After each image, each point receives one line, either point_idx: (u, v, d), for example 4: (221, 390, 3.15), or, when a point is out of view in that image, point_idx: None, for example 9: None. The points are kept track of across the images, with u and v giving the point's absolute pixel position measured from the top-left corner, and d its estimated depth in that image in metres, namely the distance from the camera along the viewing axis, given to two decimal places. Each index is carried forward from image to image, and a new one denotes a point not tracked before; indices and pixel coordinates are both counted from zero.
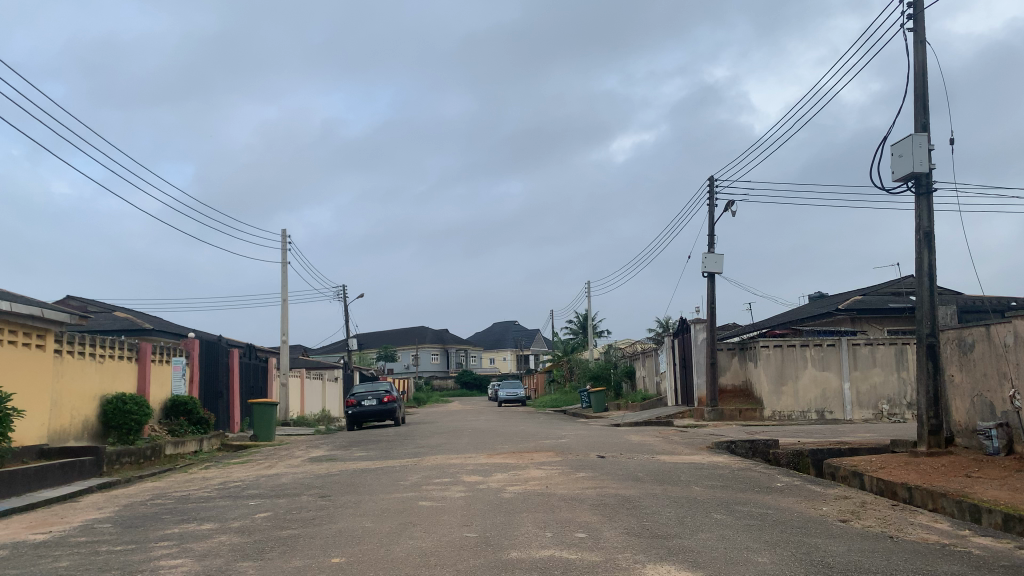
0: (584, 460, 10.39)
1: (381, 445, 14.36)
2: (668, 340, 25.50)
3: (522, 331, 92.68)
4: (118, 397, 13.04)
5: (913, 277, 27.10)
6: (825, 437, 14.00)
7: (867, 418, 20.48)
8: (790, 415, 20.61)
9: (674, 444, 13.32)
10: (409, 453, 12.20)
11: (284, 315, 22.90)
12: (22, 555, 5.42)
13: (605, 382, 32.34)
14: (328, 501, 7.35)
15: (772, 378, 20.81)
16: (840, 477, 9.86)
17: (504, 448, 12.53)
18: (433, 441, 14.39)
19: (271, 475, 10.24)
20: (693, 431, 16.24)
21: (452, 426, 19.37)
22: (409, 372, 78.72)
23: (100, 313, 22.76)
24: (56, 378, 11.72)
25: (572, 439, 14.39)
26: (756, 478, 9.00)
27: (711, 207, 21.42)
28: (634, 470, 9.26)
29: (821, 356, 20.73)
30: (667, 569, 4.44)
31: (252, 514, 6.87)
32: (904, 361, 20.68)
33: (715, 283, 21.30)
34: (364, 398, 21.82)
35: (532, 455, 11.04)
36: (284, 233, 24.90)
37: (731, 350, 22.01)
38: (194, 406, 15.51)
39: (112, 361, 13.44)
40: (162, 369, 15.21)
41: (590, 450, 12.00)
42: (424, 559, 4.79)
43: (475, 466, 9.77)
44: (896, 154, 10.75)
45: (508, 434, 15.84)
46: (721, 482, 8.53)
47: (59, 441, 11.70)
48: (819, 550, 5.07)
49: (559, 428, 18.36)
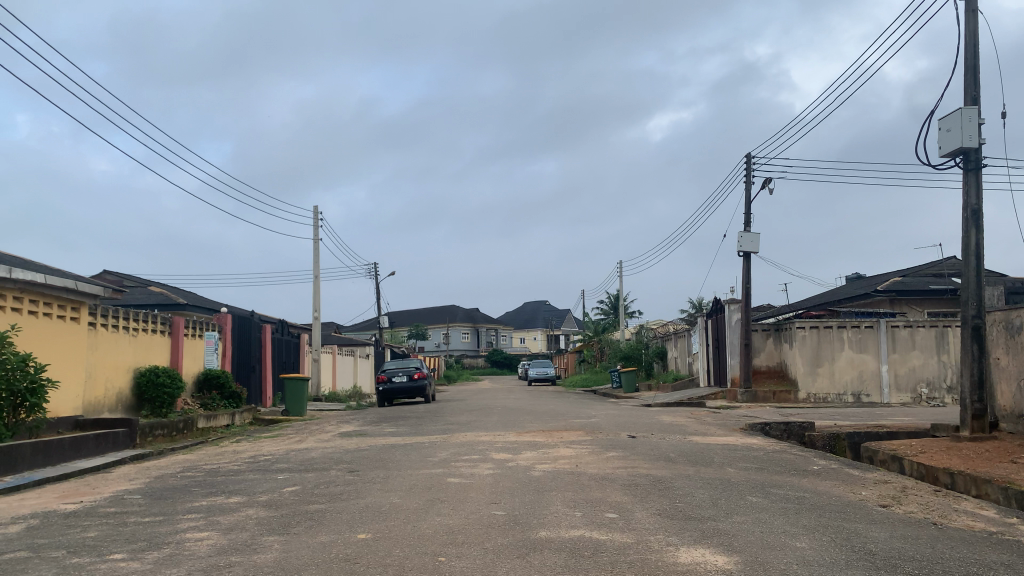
0: (615, 440, 10.23)
1: (412, 421, 14.34)
2: (701, 321, 25.15)
3: (553, 311, 92.44)
4: (152, 370, 13.16)
5: (956, 258, 26.41)
6: (863, 420, 13.68)
7: (905, 401, 20.07)
8: (825, 398, 20.25)
9: (707, 426, 13.10)
10: (439, 430, 12.15)
11: (317, 292, 23.02)
12: (52, 524, 5.43)
13: (636, 362, 32.10)
14: (356, 476, 7.30)
15: (807, 360, 20.38)
16: (878, 461, 9.61)
17: (535, 426, 12.42)
18: (463, 419, 14.33)
19: (301, 449, 10.25)
20: (726, 412, 15.98)
21: (483, 404, 19.32)
22: (440, 350, 79.11)
23: (136, 288, 23.07)
24: (91, 350, 11.85)
25: (603, 419, 14.23)
26: (792, 461, 8.78)
27: (748, 184, 20.99)
28: (667, 451, 9.09)
29: (858, 338, 20.30)
30: (701, 552, 4.28)
31: (280, 488, 6.84)
32: (944, 344, 20.18)
33: (750, 263, 20.94)
34: (395, 374, 21.90)
35: (563, 434, 10.93)
36: (316, 210, 24.94)
37: (765, 331, 21.62)
38: (227, 380, 15.63)
39: (145, 335, 13.56)
40: (195, 343, 15.33)
41: (621, 430, 11.85)
42: (450, 537, 4.68)
43: (505, 444, 9.68)
44: (944, 128, 10.34)
45: (538, 412, 15.73)
46: (756, 465, 8.33)
47: (94, 413, 11.85)
48: (860, 536, 4.88)
49: (590, 407, 18.21)
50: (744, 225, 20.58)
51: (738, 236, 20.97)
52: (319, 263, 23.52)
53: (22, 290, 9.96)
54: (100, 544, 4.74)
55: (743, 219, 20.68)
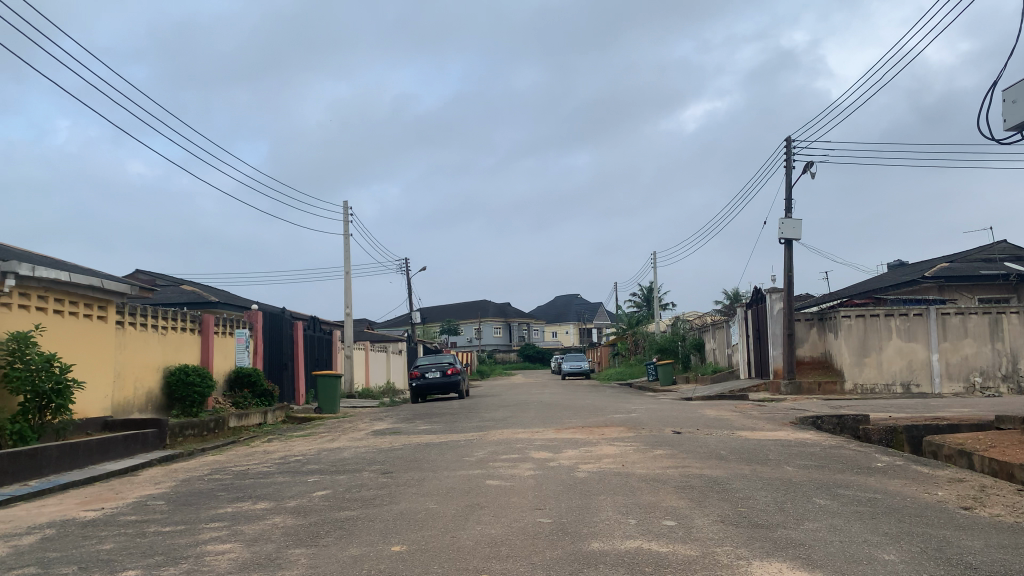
0: (660, 437, 9.71)
1: (446, 418, 13.96)
2: (741, 311, 24.48)
3: (585, 305, 91.65)
4: (182, 369, 12.92)
5: (1006, 242, 25.36)
6: (919, 412, 12.99)
7: (957, 392, 19.24)
8: (873, 389, 19.51)
9: (754, 419, 12.51)
10: (474, 427, 11.72)
11: (348, 288, 22.74)
12: (68, 534, 5.09)
13: (673, 354, 31.44)
14: (390, 479, 6.90)
15: (853, 350, 19.61)
16: (943, 457, 8.99)
17: (575, 422, 11.94)
18: (499, 415, 13.90)
19: (333, 449, 9.90)
20: (772, 405, 15.38)
21: (519, 399, 18.86)
22: (472, 345, 79.00)
23: (169, 286, 22.97)
24: (119, 350, 11.63)
25: (643, 414, 13.69)
26: (853, 458, 8.19)
27: (788, 169, 20.27)
28: (718, 448, 8.56)
29: (907, 326, 19.51)
30: (778, 568, 3.77)
31: (310, 492, 6.46)
32: (999, 331, 19.31)
33: (792, 251, 20.24)
34: (428, 370, 21.55)
35: (604, 431, 10.43)
36: (345, 205, 24.70)
37: (809, 321, 20.90)
38: (258, 377, 15.41)
39: (174, 333, 13.34)
40: (225, 341, 15.12)
41: (665, 425, 11.33)
42: (493, 550, 4.24)
43: (544, 441, 9.22)
44: (1009, 100, 9.63)
45: (576, 407, 15.25)
46: (815, 462, 7.77)
47: (123, 413, 11.64)
48: (953, 546, 4.33)
49: (629, 402, 17.65)
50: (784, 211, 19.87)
51: (780, 223, 20.27)
52: (350, 259, 23.24)
53: (47, 289, 9.72)
54: (114, 558, 4.37)
55: (784, 205, 19.97)
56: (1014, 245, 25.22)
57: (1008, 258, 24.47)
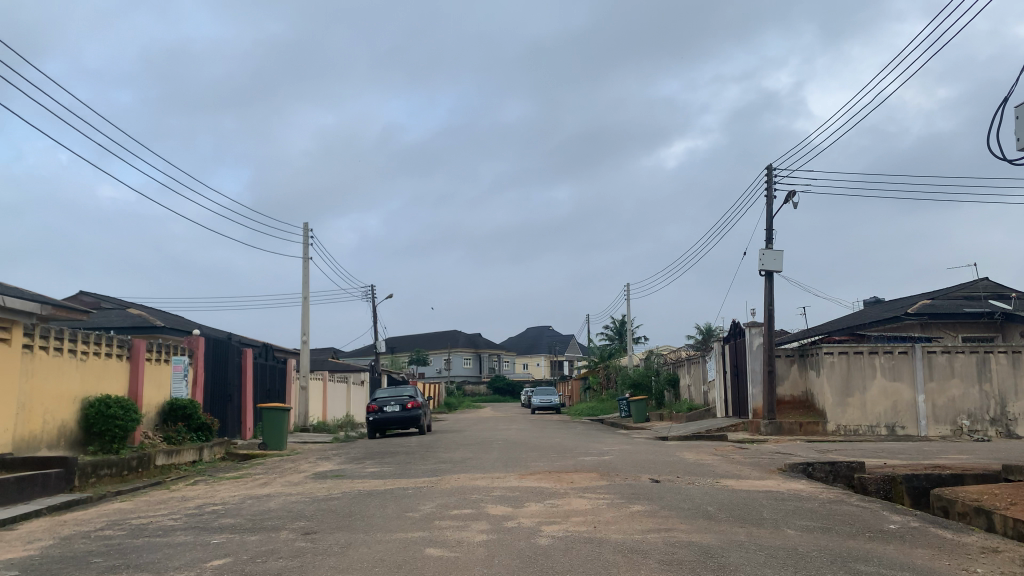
0: (636, 486, 8.52)
1: (400, 459, 12.66)
2: (719, 346, 23.50)
3: (556, 336, 90.51)
4: (102, 400, 11.49)
5: (988, 280, 24.75)
6: (914, 458, 11.99)
7: (944, 435, 18.34)
8: (856, 430, 18.49)
9: (739, 465, 11.39)
10: (428, 471, 10.48)
11: (305, 315, 21.40)
12: None
13: (646, 390, 30.34)
14: (309, 545, 5.63)
15: (836, 389, 18.58)
16: (957, 514, 7.91)
17: (541, 465, 10.71)
18: (458, 455, 12.63)
19: (261, 497, 8.56)
20: (755, 448, 14.31)
21: (482, 437, 17.56)
22: (441, 376, 77.59)
23: (113, 310, 21.38)
24: (25, 378, 10.21)
25: (617, 456, 12.46)
26: (859, 517, 7.04)
27: (769, 198, 19.45)
28: (703, 503, 7.37)
29: (891, 365, 18.62)
30: None
31: (203, 561, 5.17)
32: (986, 371, 18.51)
33: (773, 283, 19.31)
34: (387, 404, 20.17)
35: (572, 478, 9.25)
36: (305, 227, 23.49)
37: (789, 357, 19.87)
38: (195, 411, 14.00)
39: (98, 360, 11.93)
40: (159, 369, 13.73)
41: (640, 471, 10.18)
42: None
43: (504, 492, 7.96)
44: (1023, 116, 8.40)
45: (544, 447, 14.03)
46: (818, 523, 6.61)
47: (28, 450, 10.21)
48: None
49: (602, 441, 16.46)
50: (765, 241, 19.00)
51: (760, 254, 19.35)
52: (306, 283, 21.94)
53: None
54: None
55: (764, 236, 19.08)
56: (996, 283, 24.61)
57: (992, 297, 23.82)
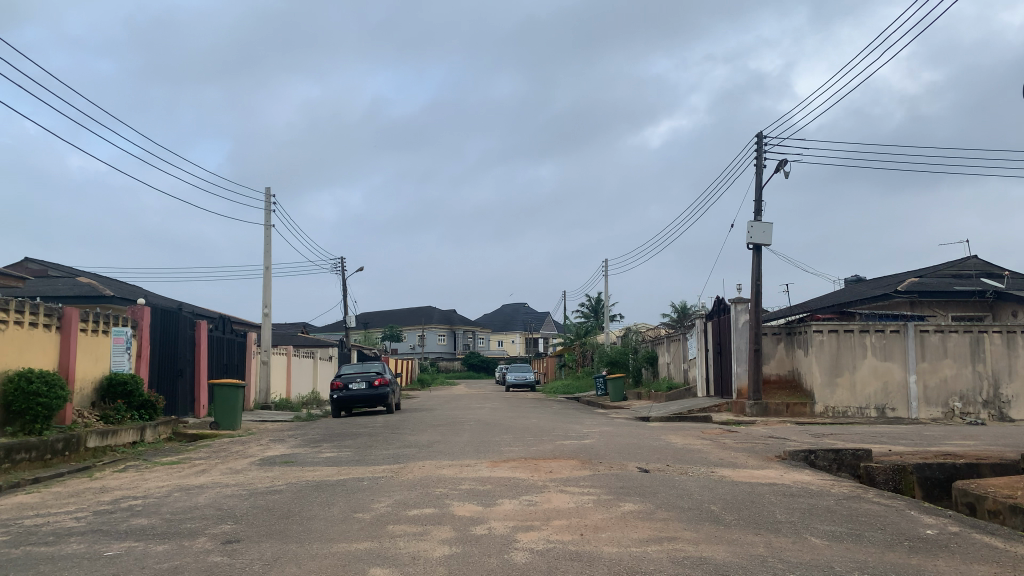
0: (624, 478, 7.44)
1: (360, 441, 11.49)
2: (702, 323, 22.54)
3: (532, 314, 89.51)
4: (22, 375, 10.17)
5: (977, 258, 24.02)
6: (920, 444, 11.06)
7: (934, 417, 17.59)
8: (845, 412, 17.66)
9: (732, 451, 10.39)
10: (389, 457, 9.35)
11: (266, 285, 20.07)
12: None
13: (624, 368, 29.39)
14: (227, 561, 4.48)
15: (826, 369, 17.67)
16: (987, 513, 6.94)
17: (515, 451, 9.61)
18: (425, 438, 11.48)
19: (192, 489, 7.35)
20: (745, 431, 13.35)
21: (452, 417, 16.42)
22: (415, 353, 76.37)
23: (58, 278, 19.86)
24: None
25: (598, 440, 11.40)
26: (886, 519, 6.04)
27: (759, 167, 18.40)
28: (705, 501, 6.34)
29: (882, 344, 17.77)
30: None
31: None
32: (980, 351, 17.74)
33: (761, 257, 18.33)
34: (352, 381, 18.97)
35: (551, 466, 8.16)
36: (267, 195, 22.10)
37: (776, 335, 18.95)
38: (136, 387, 12.76)
39: (19, 330, 10.58)
40: (97, 341, 12.43)
41: (626, 458, 9.13)
42: None
43: (474, 485, 6.85)
44: None
45: (519, 430, 12.95)
46: (846, 529, 5.58)
47: None
48: None
49: (580, 422, 15.37)
50: (754, 213, 17.99)
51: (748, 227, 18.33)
52: (269, 252, 20.62)
53: None
54: None
55: (753, 207, 18.05)
56: (985, 261, 23.89)
57: (982, 276, 23.11)
